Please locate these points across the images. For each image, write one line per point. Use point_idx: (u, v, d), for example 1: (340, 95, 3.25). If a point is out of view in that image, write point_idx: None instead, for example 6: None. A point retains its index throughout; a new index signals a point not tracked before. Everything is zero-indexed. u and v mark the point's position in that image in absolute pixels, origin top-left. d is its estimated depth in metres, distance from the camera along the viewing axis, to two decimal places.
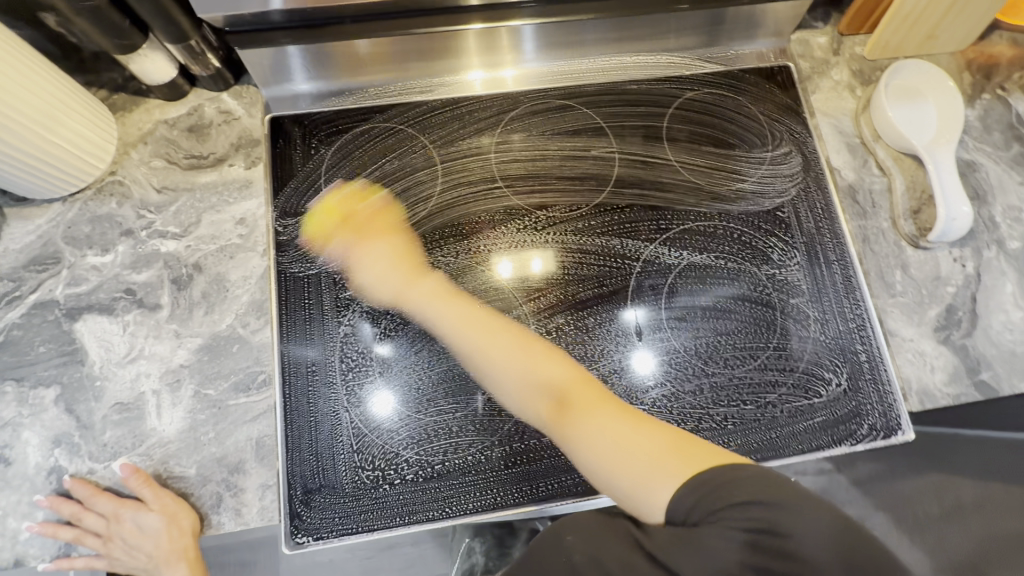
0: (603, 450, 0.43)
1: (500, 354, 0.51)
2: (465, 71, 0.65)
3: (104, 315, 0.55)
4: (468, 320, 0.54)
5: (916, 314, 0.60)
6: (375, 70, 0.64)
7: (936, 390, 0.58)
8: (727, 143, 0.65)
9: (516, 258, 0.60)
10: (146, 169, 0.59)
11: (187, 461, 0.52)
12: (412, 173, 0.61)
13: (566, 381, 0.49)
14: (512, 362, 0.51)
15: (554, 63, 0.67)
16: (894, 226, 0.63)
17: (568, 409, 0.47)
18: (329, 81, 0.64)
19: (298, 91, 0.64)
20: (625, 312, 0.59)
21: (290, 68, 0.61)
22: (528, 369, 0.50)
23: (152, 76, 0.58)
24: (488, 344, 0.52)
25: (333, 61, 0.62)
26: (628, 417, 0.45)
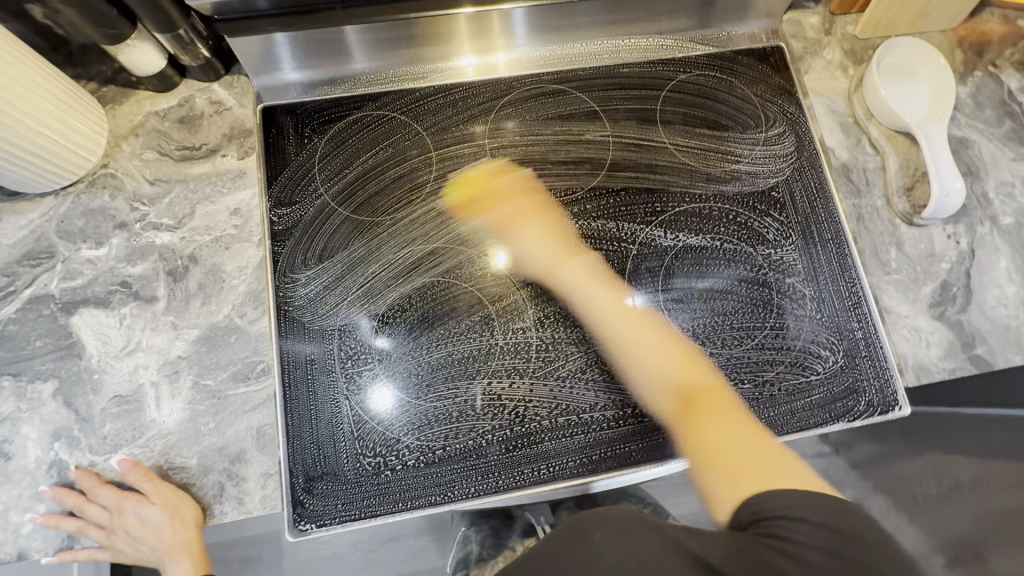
0: (704, 455, 0.46)
1: (648, 351, 0.53)
2: (457, 57, 0.65)
3: (100, 308, 0.55)
4: (629, 316, 0.55)
5: (911, 291, 0.60)
6: (366, 57, 0.63)
7: (932, 365, 0.58)
8: (721, 124, 0.65)
9: (513, 246, 0.60)
10: (138, 162, 0.59)
11: (188, 452, 0.52)
12: (406, 161, 0.61)
13: (696, 383, 0.51)
14: (646, 353, 0.53)
15: (546, 47, 0.66)
16: (888, 204, 0.63)
17: (687, 412, 0.49)
18: (321, 70, 0.63)
19: (289, 80, 0.63)
20: (622, 297, 0.59)
21: (282, 56, 0.61)
22: (669, 365, 0.52)
23: (141, 67, 0.58)
24: (644, 339, 0.53)
25: (324, 49, 0.61)
26: (735, 424, 0.48)
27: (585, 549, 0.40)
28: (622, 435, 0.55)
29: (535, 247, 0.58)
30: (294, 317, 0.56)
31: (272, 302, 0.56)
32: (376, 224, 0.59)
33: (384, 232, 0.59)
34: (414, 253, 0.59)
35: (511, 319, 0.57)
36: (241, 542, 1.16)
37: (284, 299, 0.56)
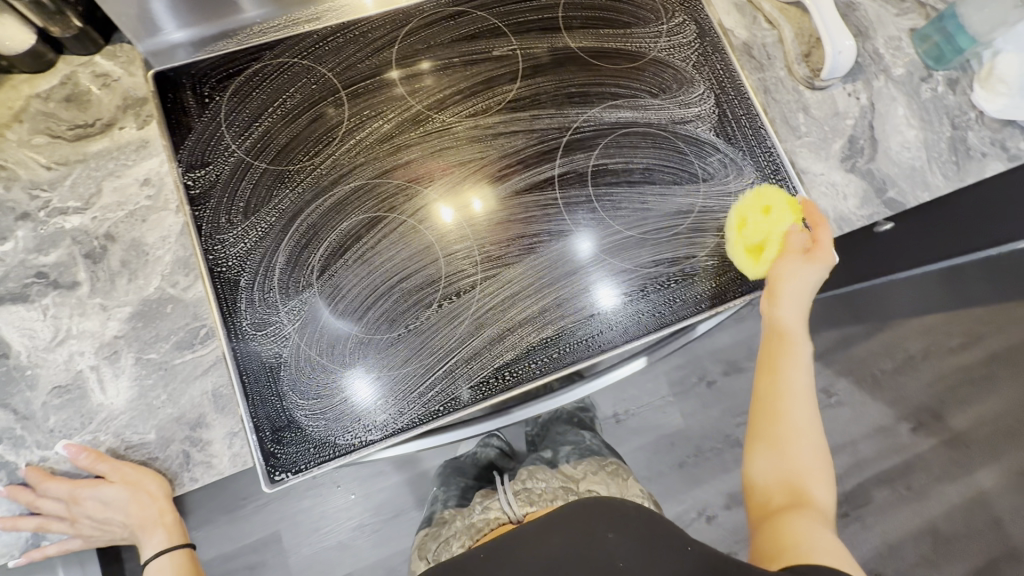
0: (813, 542, 0.50)
1: (797, 455, 0.56)
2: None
3: (18, 304, 0.52)
4: (799, 410, 0.57)
5: (823, 149, 0.64)
6: (256, 5, 0.61)
7: (851, 214, 0.62)
8: (623, 23, 0.66)
9: (451, 186, 0.59)
10: (29, 148, 0.55)
11: (145, 428, 0.50)
12: (314, 105, 0.60)
13: (811, 496, 0.54)
14: (813, 456, 0.56)
15: None
16: (790, 73, 0.66)
17: (788, 508, 0.54)
18: (211, 26, 0.61)
19: (176, 40, 0.60)
20: (561, 210, 0.59)
21: (164, 15, 0.58)
22: (798, 473, 0.55)
23: (9, 45, 0.54)
24: (792, 440, 0.57)
25: (206, 5, 0.59)
26: (826, 534, 0.51)
27: (601, 549, 0.51)
28: (578, 328, 0.56)
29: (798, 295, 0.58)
30: (230, 279, 0.54)
31: (203, 265, 0.54)
32: (297, 172, 0.58)
33: (306, 179, 0.58)
34: (340, 194, 0.58)
35: (449, 240, 0.58)
36: (241, 549, 1.15)
37: (214, 261, 0.54)
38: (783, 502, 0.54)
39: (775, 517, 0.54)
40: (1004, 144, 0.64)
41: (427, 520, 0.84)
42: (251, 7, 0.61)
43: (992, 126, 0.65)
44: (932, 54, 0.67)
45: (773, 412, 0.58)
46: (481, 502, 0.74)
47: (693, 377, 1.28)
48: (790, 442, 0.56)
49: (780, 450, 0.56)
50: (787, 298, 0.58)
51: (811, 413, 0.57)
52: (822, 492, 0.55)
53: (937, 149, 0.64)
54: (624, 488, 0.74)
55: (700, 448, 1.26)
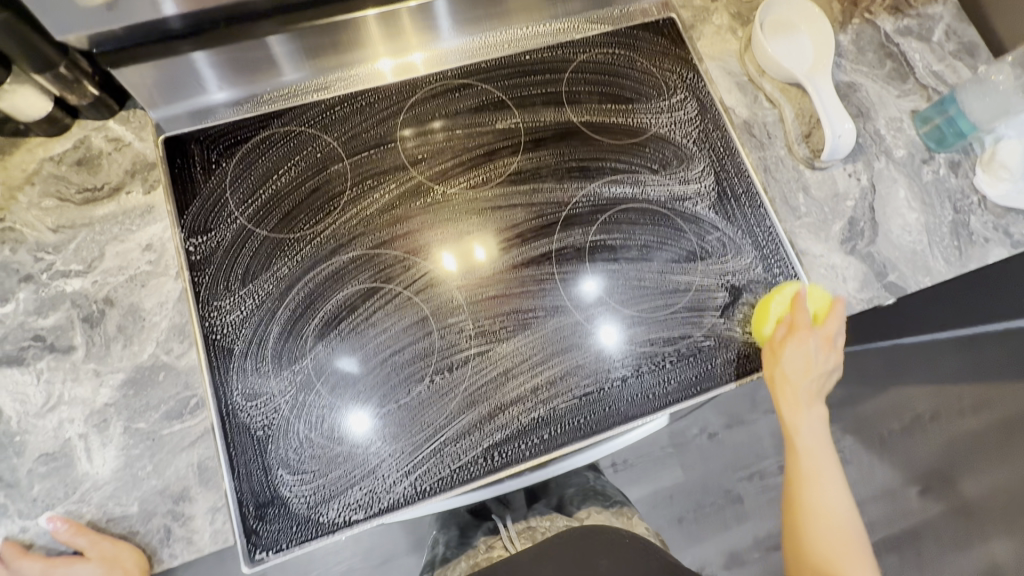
0: None
1: (837, 537, 0.56)
2: (373, 59, 0.65)
3: (13, 367, 0.52)
4: (828, 487, 0.57)
5: (822, 231, 0.63)
6: (294, 67, 0.63)
7: (850, 297, 0.61)
8: (625, 98, 0.67)
9: (459, 249, 0.60)
10: (38, 211, 0.57)
11: (127, 499, 0.50)
12: (318, 173, 0.61)
13: None
14: (845, 539, 0.56)
15: (471, 39, 0.67)
16: (790, 152, 0.66)
17: None
18: (249, 85, 0.63)
19: (197, 105, 0.62)
20: (580, 283, 0.59)
21: (194, 80, 0.60)
22: (840, 561, 0.55)
23: (27, 112, 0.55)
24: (829, 520, 0.56)
25: (247, 66, 0.61)
26: None
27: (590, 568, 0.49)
28: (571, 410, 0.56)
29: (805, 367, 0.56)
30: (222, 348, 0.54)
31: (197, 333, 0.54)
32: (297, 240, 0.58)
33: (306, 247, 0.58)
34: (339, 263, 0.58)
35: (443, 312, 0.58)
36: None
37: (208, 329, 0.55)
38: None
39: None
40: (1007, 230, 0.64)
41: (427, 564, 0.80)
42: (288, 69, 0.63)
43: (995, 211, 0.65)
44: (934, 136, 0.67)
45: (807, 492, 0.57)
46: (484, 541, 0.72)
47: (694, 430, 1.26)
48: (821, 525, 0.56)
49: (818, 533, 0.56)
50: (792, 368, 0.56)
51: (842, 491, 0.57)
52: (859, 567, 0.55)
53: (939, 234, 0.64)
54: (630, 525, 0.71)
55: (700, 503, 1.23)
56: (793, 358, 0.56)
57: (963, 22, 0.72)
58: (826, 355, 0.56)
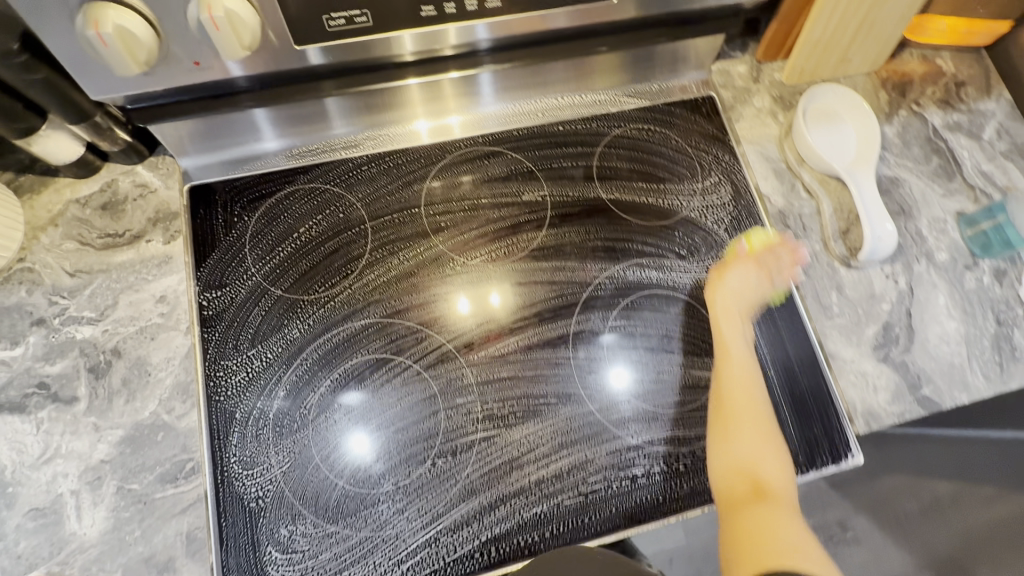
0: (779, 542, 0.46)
1: (752, 442, 0.52)
2: (410, 120, 0.65)
3: (15, 414, 0.52)
4: (751, 385, 0.54)
5: (854, 335, 0.60)
6: (345, 121, 0.63)
7: (881, 409, 0.58)
8: (657, 177, 0.65)
9: (473, 293, 0.59)
10: (58, 253, 0.57)
11: (112, 565, 0.49)
12: (339, 233, 0.60)
13: (763, 472, 0.51)
14: (761, 448, 0.52)
15: (509, 106, 0.67)
16: (826, 248, 0.63)
17: (750, 501, 0.49)
18: (298, 137, 0.63)
19: (235, 154, 0.62)
20: (602, 343, 0.58)
21: (239, 130, 0.61)
22: (753, 461, 0.51)
23: (58, 157, 0.56)
24: (748, 417, 0.53)
25: (299, 119, 0.62)
26: (787, 522, 0.48)
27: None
28: (574, 508, 0.53)
29: (746, 292, 0.58)
30: (224, 410, 0.53)
31: (202, 393, 0.54)
32: (310, 303, 0.57)
33: (320, 309, 0.57)
34: (351, 329, 0.57)
35: (452, 391, 0.56)
36: None
37: (213, 389, 0.54)
38: (747, 490, 0.50)
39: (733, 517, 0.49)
40: None
41: None
42: (338, 122, 0.63)
43: None
44: (979, 241, 0.64)
45: (740, 466, 0.51)
46: None
47: None
48: (733, 423, 0.53)
49: (738, 435, 0.52)
50: (731, 291, 0.58)
51: (786, 473, 0.52)
52: (779, 475, 0.51)
53: (980, 346, 0.60)
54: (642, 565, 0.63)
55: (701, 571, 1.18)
56: (733, 278, 0.59)
57: (1017, 121, 0.70)
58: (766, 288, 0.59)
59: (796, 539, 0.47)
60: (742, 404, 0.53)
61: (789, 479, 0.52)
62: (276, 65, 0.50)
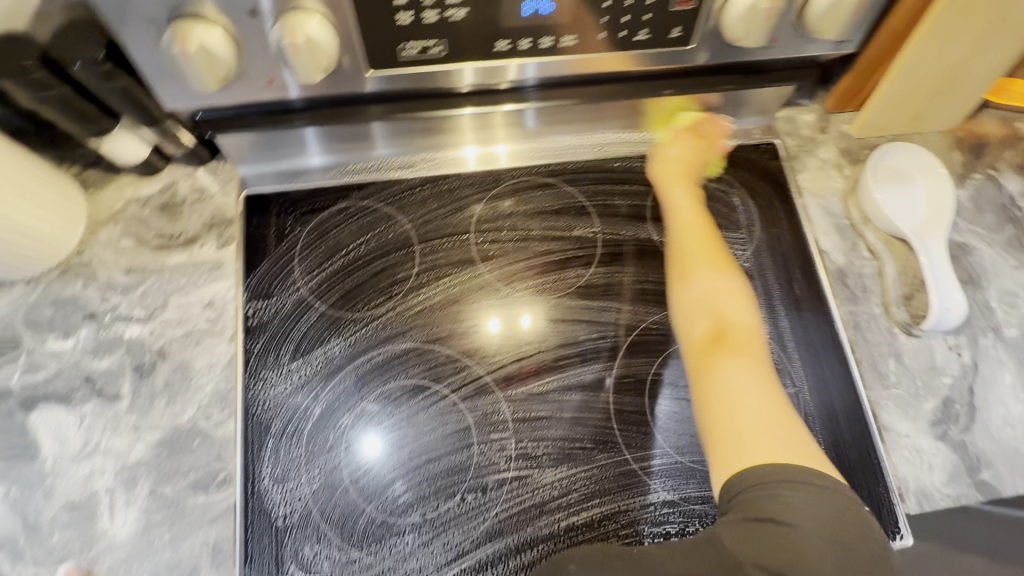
0: (746, 401, 0.42)
1: (718, 277, 0.51)
2: (458, 147, 0.65)
3: (60, 405, 0.53)
4: (698, 236, 0.55)
5: (911, 407, 0.57)
6: (388, 143, 0.63)
7: (935, 490, 0.55)
8: (713, 223, 0.63)
9: (505, 314, 0.59)
10: (114, 250, 0.58)
11: (137, 568, 0.49)
12: (388, 252, 0.60)
13: (740, 323, 0.48)
14: (719, 286, 0.50)
15: (556, 137, 0.66)
16: (886, 312, 0.60)
17: (713, 349, 0.46)
18: (343, 154, 0.63)
19: (296, 165, 0.63)
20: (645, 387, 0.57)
21: (298, 144, 0.61)
22: (715, 296, 0.50)
23: (126, 157, 0.57)
24: (704, 263, 0.52)
25: (344, 137, 0.61)
26: (752, 364, 0.45)
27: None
28: None
29: (679, 157, 0.61)
30: (261, 421, 0.53)
31: (240, 403, 0.54)
32: (352, 322, 0.57)
33: (362, 329, 0.57)
34: (392, 352, 0.57)
35: (488, 425, 0.55)
36: None
37: (251, 400, 0.54)
38: (707, 335, 0.48)
39: (700, 380, 0.45)
40: None
41: None
42: (382, 144, 0.63)
43: None
44: None
45: (701, 308, 0.50)
46: None
47: None
48: (695, 273, 0.52)
49: (697, 282, 0.51)
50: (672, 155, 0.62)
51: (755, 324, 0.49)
52: (740, 314, 0.49)
53: None
54: None
55: None
56: (674, 148, 0.62)
57: None
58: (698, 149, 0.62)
59: (767, 387, 0.43)
60: (694, 237, 0.55)
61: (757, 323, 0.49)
62: (332, 90, 0.50)
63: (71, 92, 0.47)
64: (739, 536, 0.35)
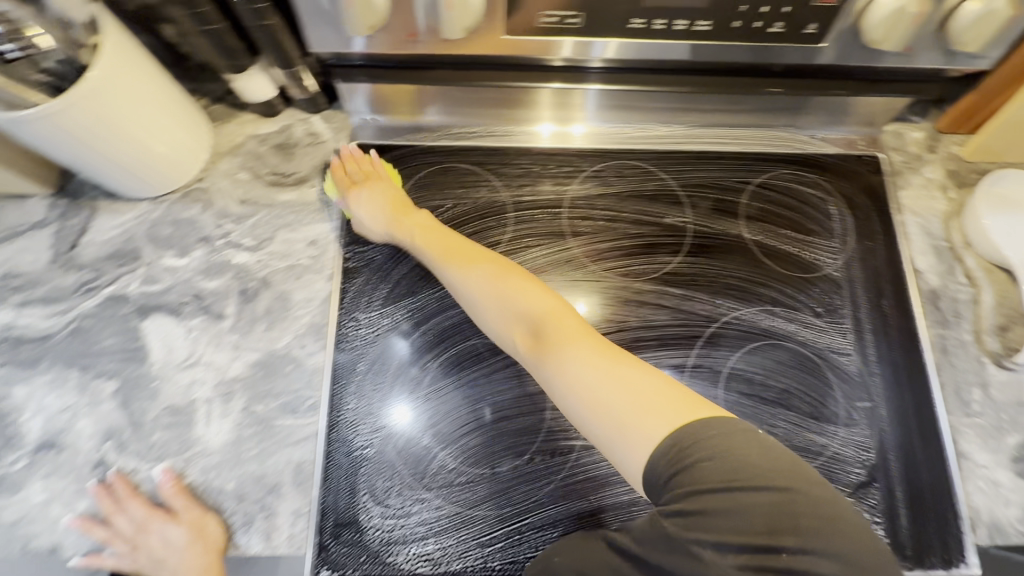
0: (602, 391, 0.42)
1: (484, 281, 0.52)
2: (534, 122, 0.66)
3: (170, 316, 0.57)
4: (452, 239, 0.56)
5: (993, 439, 0.56)
6: (435, 110, 0.64)
7: (1009, 525, 0.53)
8: (805, 228, 0.63)
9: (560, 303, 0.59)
10: (231, 181, 0.61)
11: (227, 475, 0.53)
12: (481, 216, 0.62)
13: (544, 312, 0.50)
14: (491, 284, 0.52)
15: (608, 122, 0.67)
16: (977, 339, 0.59)
17: (541, 351, 0.47)
18: (389, 112, 0.65)
19: (361, 118, 0.65)
20: (721, 379, 0.57)
21: (356, 97, 0.62)
22: (512, 292, 0.51)
23: (254, 95, 0.60)
24: (480, 259, 0.54)
25: (397, 99, 0.62)
26: (579, 343, 0.46)
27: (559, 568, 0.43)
28: None
29: (374, 211, 0.57)
30: (350, 356, 0.56)
31: (332, 337, 0.57)
32: None
33: None
34: None
35: None
36: None
37: (343, 335, 0.57)
38: (531, 346, 0.49)
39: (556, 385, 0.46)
40: None
41: None
42: (431, 110, 0.64)
43: None
44: None
45: (513, 318, 0.50)
46: None
47: None
48: (478, 285, 0.52)
49: (479, 284, 0.52)
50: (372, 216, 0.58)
51: (551, 298, 0.51)
52: (532, 300, 0.50)
53: None
54: None
55: None
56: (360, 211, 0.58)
57: None
58: (378, 196, 0.58)
59: (599, 353, 0.45)
60: (452, 251, 0.55)
61: (547, 296, 0.51)
62: (449, 49, 0.52)
63: (224, 27, 0.50)
64: (734, 534, 0.34)
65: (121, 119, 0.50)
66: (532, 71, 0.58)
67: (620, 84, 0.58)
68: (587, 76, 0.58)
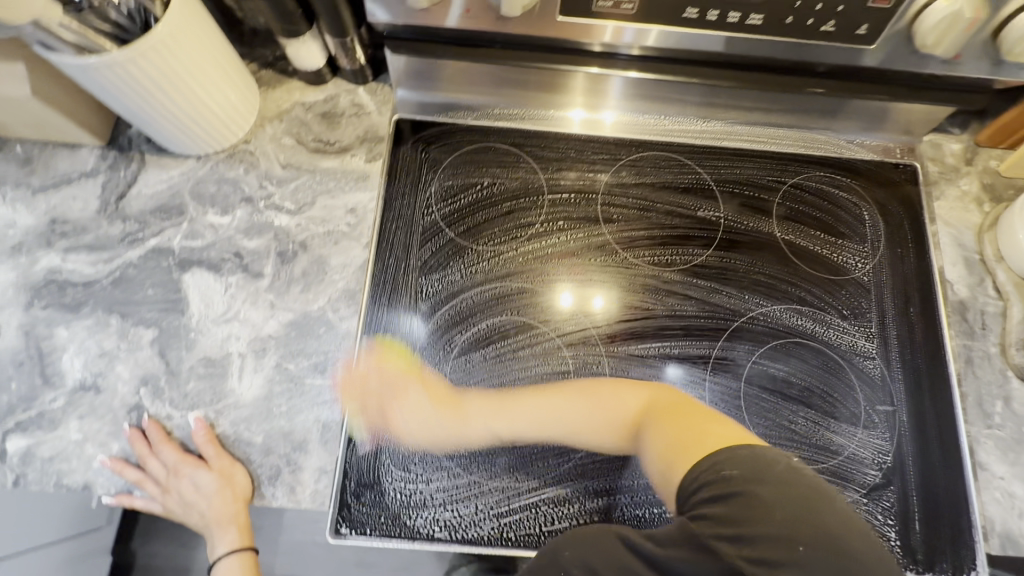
0: (661, 450, 0.46)
1: (568, 406, 0.53)
2: (566, 107, 0.66)
3: (210, 271, 0.58)
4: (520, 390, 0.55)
5: (1011, 452, 0.56)
6: (463, 90, 0.66)
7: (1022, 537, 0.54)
8: (838, 231, 0.63)
9: (578, 293, 0.60)
10: (276, 145, 0.63)
11: (256, 429, 0.54)
12: (517, 197, 0.63)
13: (637, 407, 0.52)
14: (573, 406, 0.53)
15: (634, 114, 0.67)
16: (1003, 353, 0.59)
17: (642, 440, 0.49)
18: (417, 90, 0.66)
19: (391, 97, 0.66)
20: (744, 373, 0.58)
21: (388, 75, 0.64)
22: (602, 406, 0.52)
23: (304, 62, 0.62)
24: (557, 390, 0.54)
25: (429, 76, 0.64)
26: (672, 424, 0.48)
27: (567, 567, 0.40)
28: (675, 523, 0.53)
29: (422, 424, 0.54)
30: (381, 323, 0.57)
31: (365, 303, 0.58)
32: (476, 253, 0.61)
33: (483, 261, 0.60)
34: (506, 289, 0.59)
35: (587, 374, 0.57)
36: None
37: (375, 301, 0.58)
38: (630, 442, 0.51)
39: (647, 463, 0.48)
40: None
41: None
42: (458, 89, 0.66)
43: None
44: None
45: (611, 421, 0.52)
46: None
47: None
48: (563, 414, 0.53)
49: (561, 412, 0.53)
50: (414, 429, 0.54)
51: (642, 394, 0.53)
52: (626, 401, 0.53)
53: None
54: None
55: None
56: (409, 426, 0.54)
57: None
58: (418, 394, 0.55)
59: (681, 423, 0.47)
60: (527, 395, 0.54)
61: (635, 394, 0.53)
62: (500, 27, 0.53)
63: None
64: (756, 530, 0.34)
65: (176, 71, 0.50)
66: (576, 56, 0.58)
67: (659, 74, 0.58)
68: (616, 62, 0.58)
